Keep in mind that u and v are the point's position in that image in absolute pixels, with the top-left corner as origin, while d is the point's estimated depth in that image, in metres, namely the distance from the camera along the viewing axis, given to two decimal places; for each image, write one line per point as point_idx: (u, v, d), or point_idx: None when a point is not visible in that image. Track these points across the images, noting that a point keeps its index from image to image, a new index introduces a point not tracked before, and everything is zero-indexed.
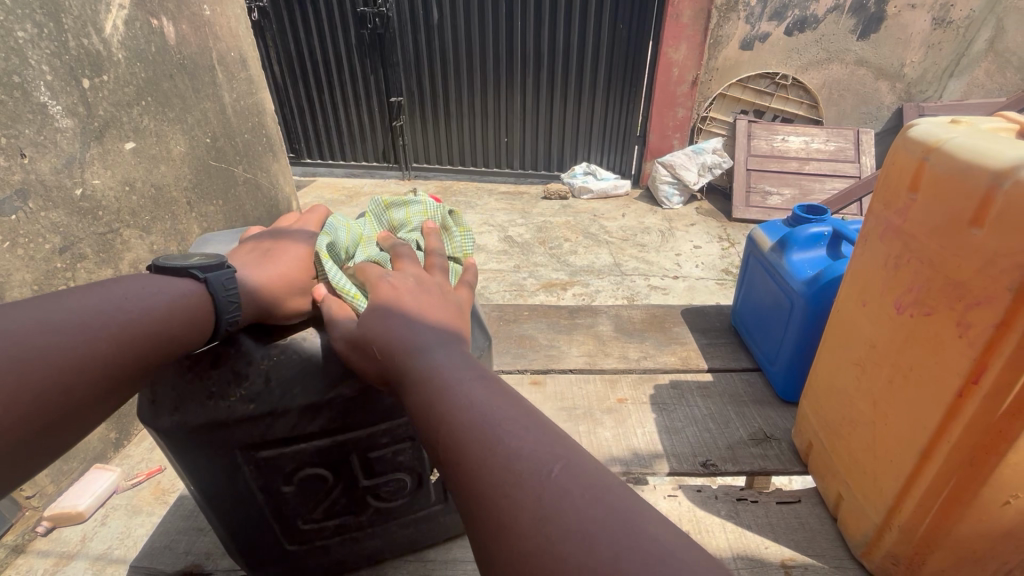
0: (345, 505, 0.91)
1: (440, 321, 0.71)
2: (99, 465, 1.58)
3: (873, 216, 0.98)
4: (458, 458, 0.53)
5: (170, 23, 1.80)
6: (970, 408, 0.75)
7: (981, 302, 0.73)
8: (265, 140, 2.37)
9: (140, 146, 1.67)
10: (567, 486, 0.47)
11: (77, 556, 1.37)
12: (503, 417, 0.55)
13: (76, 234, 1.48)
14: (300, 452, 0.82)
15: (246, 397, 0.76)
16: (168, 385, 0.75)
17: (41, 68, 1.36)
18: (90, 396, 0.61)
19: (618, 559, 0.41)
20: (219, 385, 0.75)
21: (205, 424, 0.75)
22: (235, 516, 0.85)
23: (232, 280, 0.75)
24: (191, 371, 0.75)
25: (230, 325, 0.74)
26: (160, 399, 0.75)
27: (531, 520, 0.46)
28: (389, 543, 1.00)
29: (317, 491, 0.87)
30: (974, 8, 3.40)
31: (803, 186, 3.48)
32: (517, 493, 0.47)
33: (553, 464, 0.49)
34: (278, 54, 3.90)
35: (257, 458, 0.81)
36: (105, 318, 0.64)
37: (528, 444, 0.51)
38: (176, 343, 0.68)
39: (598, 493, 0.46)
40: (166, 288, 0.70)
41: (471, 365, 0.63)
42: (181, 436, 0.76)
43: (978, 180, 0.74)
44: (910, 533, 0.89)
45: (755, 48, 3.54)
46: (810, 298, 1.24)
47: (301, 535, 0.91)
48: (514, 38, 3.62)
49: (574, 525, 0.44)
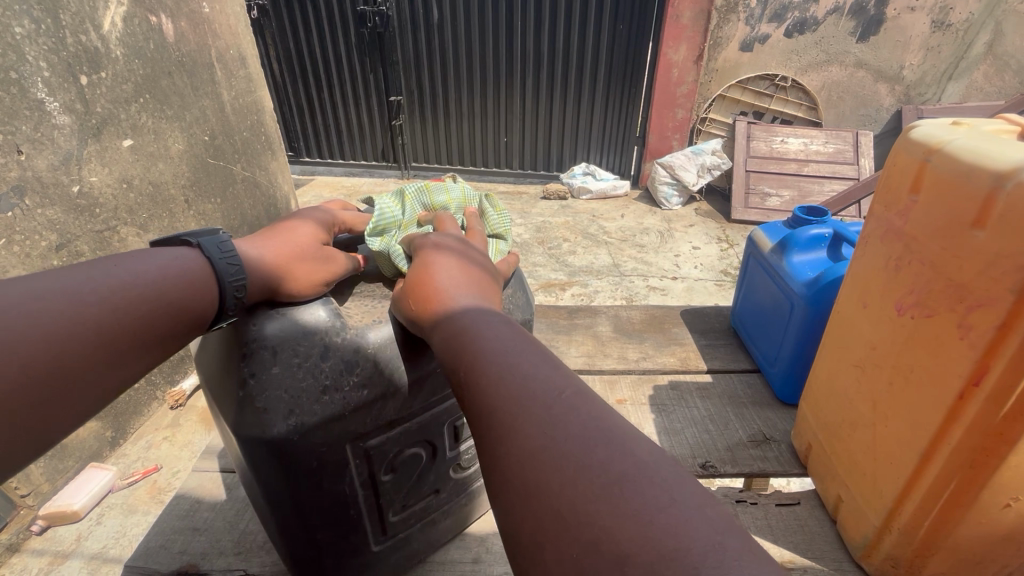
0: (430, 484, 0.92)
1: (476, 282, 0.73)
2: (94, 464, 1.56)
3: (873, 218, 0.98)
4: (474, 375, 0.55)
5: (169, 21, 1.79)
6: (970, 411, 0.75)
7: (982, 304, 0.73)
8: (264, 138, 2.36)
9: (138, 143, 1.67)
10: (574, 406, 0.49)
11: (72, 555, 1.37)
12: (522, 349, 0.57)
13: (72, 232, 1.48)
14: (404, 434, 0.84)
15: (360, 384, 0.75)
16: (280, 388, 0.71)
17: (39, 64, 1.35)
18: (98, 364, 0.59)
19: (611, 460, 0.43)
20: (333, 377, 0.73)
21: (324, 420, 0.73)
22: (335, 522, 0.81)
23: (228, 245, 0.72)
24: (302, 369, 0.72)
25: (237, 292, 0.69)
26: (274, 404, 0.70)
27: (536, 424, 0.47)
28: (455, 522, 1.02)
29: (412, 473, 0.88)
30: (973, 10, 3.41)
31: (802, 188, 3.48)
32: (528, 405, 0.49)
33: (565, 388, 0.51)
34: (277, 52, 3.90)
35: (365, 449, 0.79)
36: (102, 288, 0.62)
37: (543, 370, 0.53)
38: (174, 306, 0.66)
39: (602, 415, 0.48)
40: (159, 257, 0.69)
41: (497, 315, 0.65)
42: (297, 440, 0.71)
43: (981, 181, 0.74)
44: (910, 535, 0.89)
45: (755, 50, 3.55)
46: (810, 300, 1.24)
47: (389, 528, 0.89)
48: (513, 38, 3.62)
49: (575, 431, 0.46)
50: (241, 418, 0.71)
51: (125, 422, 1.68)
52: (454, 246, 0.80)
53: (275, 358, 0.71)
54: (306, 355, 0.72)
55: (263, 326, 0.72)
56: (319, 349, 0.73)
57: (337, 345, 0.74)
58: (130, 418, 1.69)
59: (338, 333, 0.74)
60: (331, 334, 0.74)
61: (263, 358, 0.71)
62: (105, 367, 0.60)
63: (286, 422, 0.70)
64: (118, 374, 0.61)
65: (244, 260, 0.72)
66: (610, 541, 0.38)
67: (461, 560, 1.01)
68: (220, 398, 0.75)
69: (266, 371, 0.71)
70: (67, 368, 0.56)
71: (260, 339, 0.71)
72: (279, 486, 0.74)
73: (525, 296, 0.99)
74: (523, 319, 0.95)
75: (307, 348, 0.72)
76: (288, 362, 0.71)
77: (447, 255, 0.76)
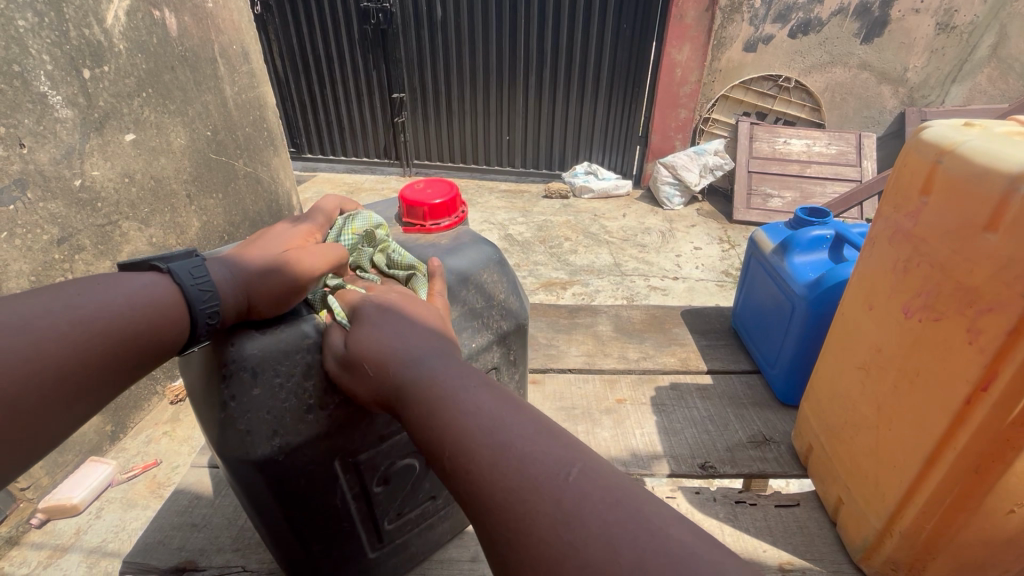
0: (426, 492, 0.92)
1: (432, 335, 0.70)
2: (94, 458, 1.57)
3: (883, 219, 0.98)
4: (467, 463, 0.53)
5: (173, 16, 1.78)
6: (978, 416, 0.75)
7: (994, 308, 0.72)
8: (267, 133, 2.36)
9: (140, 138, 1.66)
10: (587, 488, 0.48)
11: (72, 548, 1.38)
12: (512, 423, 0.55)
13: (74, 225, 1.48)
14: (395, 446, 0.84)
15: (344, 402, 0.75)
16: (262, 409, 0.71)
17: (42, 57, 1.35)
18: (55, 404, 0.56)
19: (642, 560, 0.42)
20: (317, 397, 0.73)
21: (310, 439, 0.73)
22: (326, 534, 0.81)
23: (200, 268, 0.67)
24: (284, 390, 0.72)
25: (211, 318, 0.66)
26: (256, 427, 0.71)
27: (550, 524, 0.46)
28: (454, 525, 1.03)
29: (405, 483, 0.88)
30: (978, 13, 3.40)
31: (804, 189, 3.47)
32: (535, 497, 0.48)
33: (570, 468, 0.50)
34: (281, 48, 3.90)
35: (354, 463, 0.79)
36: (61, 320, 0.58)
37: (541, 447, 0.52)
38: (143, 338, 0.62)
39: (616, 496, 0.47)
40: (126, 282, 0.64)
41: (473, 374, 0.63)
42: (283, 460, 0.72)
43: (994, 185, 0.73)
44: (912, 539, 0.89)
45: (758, 50, 3.53)
46: (813, 303, 1.24)
47: (385, 536, 0.89)
48: (517, 36, 3.61)
49: (595, 527, 0.45)
50: (224, 438, 0.71)
51: (126, 417, 1.68)
52: (396, 301, 0.75)
53: (255, 380, 0.71)
54: (287, 375, 0.72)
55: (242, 347, 0.71)
56: (301, 367, 0.72)
57: (319, 363, 0.74)
58: (130, 413, 1.69)
59: (319, 350, 0.74)
60: (312, 351, 0.73)
61: (243, 379, 0.70)
62: (64, 406, 0.57)
63: (269, 444, 0.71)
64: (79, 408, 0.59)
65: (218, 283, 0.68)
66: None
67: (457, 558, 1.01)
68: (204, 418, 0.76)
69: (246, 393, 0.70)
70: (19, 412, 0.53)
71: (239, 361, 0.70)
72: (268, 502, 0.75)
73: (520, 302, 0.99)
74: (516, 326, 0.96)
75: (289, 368, 0.72)
76: (269, 383, 0.71)
77: (392, 314, 0.72)
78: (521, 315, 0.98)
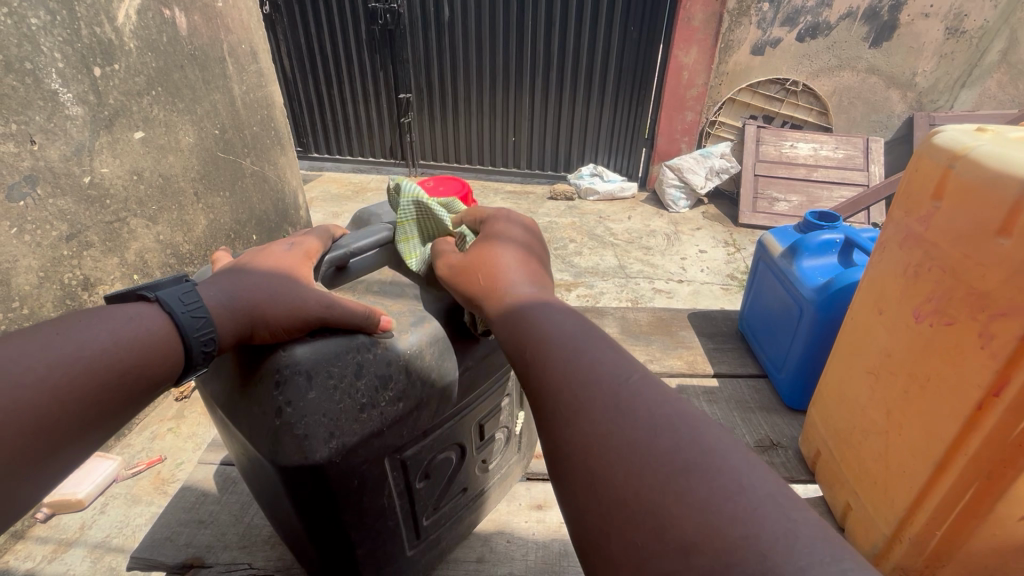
0: (459, 484, 0.94)
1: (531, 274, 0.73)
2: (100, 454, 1.58)
3: (893, 224, 0.98)
4: (541, 359, 0.59)
5: (182, 15, 1.79)
6: (990, 422, 0.74)
7: (1006, 314, 0.72)
8: (275, 133, 2.37)
9: (149, 136, 1.68)
10: (645, 390, 0.52)
11: (76, 543, 1.38)
12: (585, 336, 0.60)
13: (83, 222, 1.49)
14: (436, 440, 0.84)
15: (395, 397, 0.74)
16: (318, 412, 0.69)
17: (54, 55, 1.37)
18: (41, 451, 0.57)
19: (676, 449, 0.46)
20: (369, 395, 0.72)
21: (364, 438, 0.72)
22: (371, 535, 0.80)
23: (190, 295, 0.68)
24: (338, 392, 0.70)
25: (206, 346, 0.67)
26: (313, 430, 0.68)
27: (602, 412, 0.51)
28: (478, 516, 1.04)
29: (442, 477, 0.88)
30: (989, 17, 3.38)
31: (811, 194, 3.45)
32: (594, 386, 0.53)
33: (633, 372, 0.54)
34: (289, 48, 3.92)
35: (400, 459, 0.79)
36: (41, 363, 0.58)
37: (608, 356, 0.57)
38: (131, 375, 0.63)
39: (670, 399, 0.51)
40: (112, 319, 0.64)
41: (560, 305, 0.67)
42: (338, 462, 0.70)
43: (1007, 189, 0.73)
44: (921, 546, 0.88)
45: (766, 53, 3.53)
46: (820, 306, 1.23)
47: (423, 532, 0.89)
48: (524, 39, 3.62)
49: (642, 415, 0.50)
50: (278, 447, 0.69)
51: None
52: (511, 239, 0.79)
53: (310, 384, 0.69)
54: (341, 376, 0.71)
55: (295, 352, 0.70)
56: (353, 368, 0.72)
57: (370, 362, 0.73)
58: None
59: (369, 349, 0.73)
60: (363, 351, 0.73)
61: (297, 384, 0.69)
62: (48, 452, 0.57)
63: (327, 446, 0.69)
64: (67, 455, 0.59)
65: (213, 310, 0.68)
66: (675, 530, 0.42)
67: (463, 559, 1.00)
68: (245, 429, 0.73)
69: (302, 397, 0.69)
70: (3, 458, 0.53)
71: (292, 367, 0.69)
72: (318, 507, 0.73)
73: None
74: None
75: (342, 369, 0.71)
76: (323, 385, 0.70)
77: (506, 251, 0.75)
78: None
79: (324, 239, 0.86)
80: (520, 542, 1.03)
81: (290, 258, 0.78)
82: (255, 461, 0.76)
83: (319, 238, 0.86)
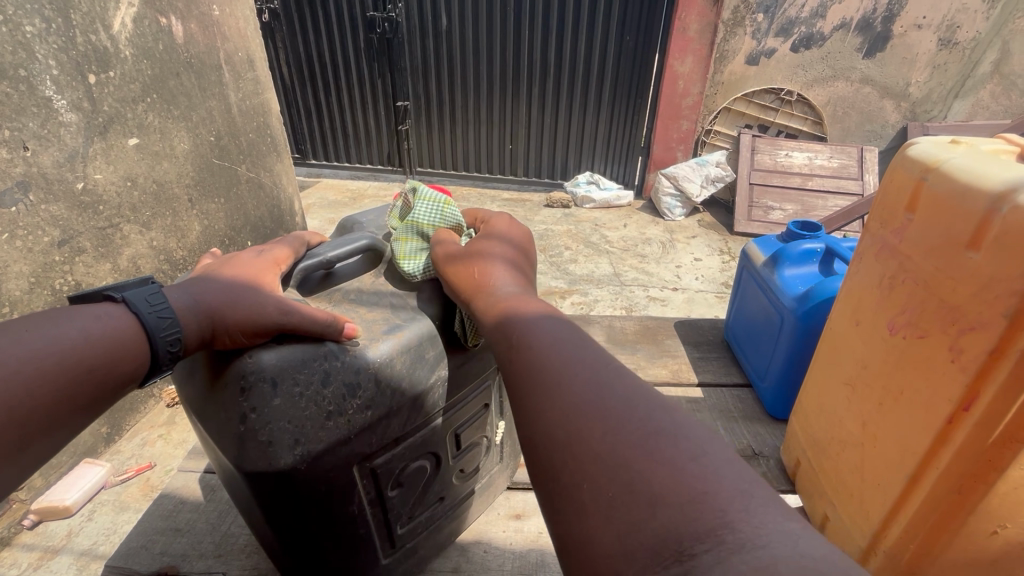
0: (435, 493, 0.93)
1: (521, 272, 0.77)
2: (88, 460, 1.57)
3: (870, 235, 0.98)
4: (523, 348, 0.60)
5: (179, 23, 1.80)
6: (960, 436, 0.74)
7: (975, 327, 0.72)
8: (270, 140, 2.37)
9: (143, 142, 1.68)
10: (620, 371, 0.55)
11: (62, 550, 1.37)
12: (567, 326, 0.62)
13: (75, 228, 1.50)
14: (409, 449, 0.83)
15: (363, 405, 0.74)
16: (283, 419, 0.69)
17: (48, 62, 1.38)
18: (8, 447, 0.57)
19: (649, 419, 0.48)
20: (337, 403, 0.72)
21: (330, 446, 0.72)
22: (341, 544, 0.79)
23: (158, 296, 0.69)
24: (305, 398, 0.70)
25: (173, 346, 0.68)
26: (278, 436, 0.69)
27: (577, 387, 0.53)
28: (458, 525, 1.03)
29: (417, 487, 0.88)
30: (981, 29, 3.41)
31: (806, 203, 3.46)
32: (572, 364, 0.56)
33: (609, 361, 0.57)
34: (288, 56, 3.94)
35: (370, 468, 0.78)
36: (12, 357, 0.58)
37: (581, 343, 0.59)
38: (101, 371, 0.63)
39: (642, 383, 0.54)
40: (81, 316, 0.65)
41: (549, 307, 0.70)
42: (302, 470, 0.70)
43: (977, 203, 0.73)
44: (895, 559, 0.87)
45: (760, 64, 3.55)
46: (801, 316, 1.23)
47: (397, 541, 0.89)
48: (521, 49, 3.65)
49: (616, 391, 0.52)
50: (244, 452, 0.69)
51: (120, 419, 1.69)
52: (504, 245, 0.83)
53: (276, 390, 0.70)
54: (307, 383, 0.71)
55: (259, 357, 0.71)
56: (320, 375, 0.72)
57: (338, 369, 0.73)
58: (126, 415, 1.71)
59: (338, 356, 0.73)
60: (331, 358, 0.73)
61: (262, 391, 0.69)
62: (15, 448, 0.57)
63: (292, 453, 0.69)
64: (32, 452, 0.59)
65: (179, 311, 0.69)
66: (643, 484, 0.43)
67: (439, 569, 1.00)
68: (213, 434, 0.73)
69: (267, 404, 0.69)
70: None
71: (258, 372, 0.70)
72: (286, 514, 0.73)
73: None
74: None
75: (308, 376, 0.71)
76: (289, 393, 0.70)
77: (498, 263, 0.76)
78: None
79: (297, 249, 0.87)
80: (497, 553, 1.03)
81: (258, 266, 0.79)
82: (226, 467, 0.77)
83: (291, 248, 0.87)
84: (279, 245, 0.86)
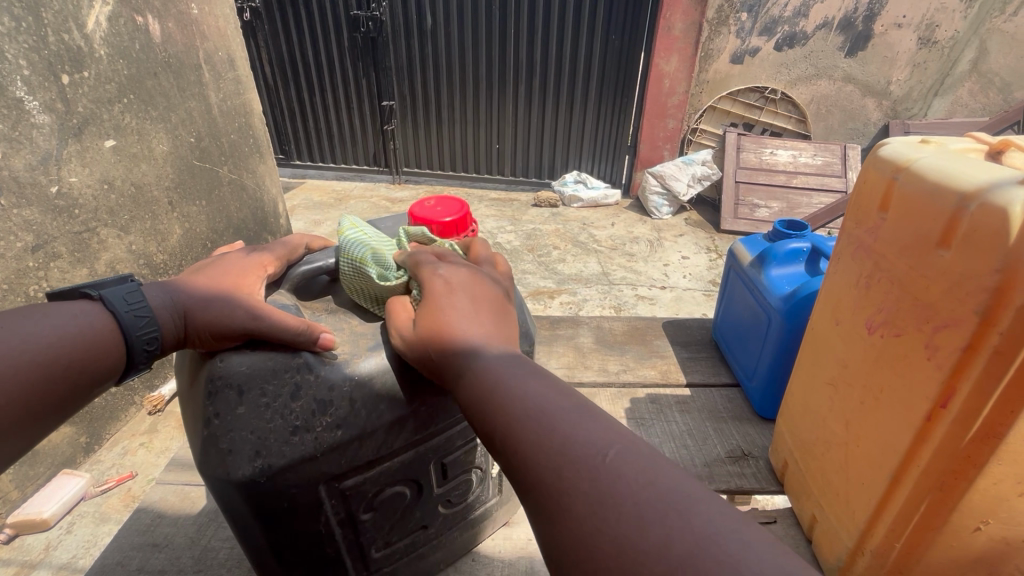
0: (417, 520, 0.88)
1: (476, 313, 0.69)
2: (66, 471, 1.53)
3: (844, 234, 0.98)
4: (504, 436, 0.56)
5: (156, 21, 1.76)
6: (938, 434, 0.74)
7: (948, 325, 0.72)
8: (253, 140, 2.33)
9: (120, 144, 1.63)
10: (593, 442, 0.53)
11: (40, 565, 1.33)
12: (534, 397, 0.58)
13: (50, 232, 1.45)
14: (386, 473, 0.79)
15: (333, 424, 0.71)
16: (246, 429, 0.67)
17: (18, 62, 1.33)
18: None
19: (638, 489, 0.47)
20: (304, 418, 0.69)
21: (294, 462, 0.69)
22: (308, 559, 0.77)
23: (136, 293, 0.67)
24: (270, 410, 0.68)
25: (149, 345, 0.66)
26: (239, 446, 0.67)
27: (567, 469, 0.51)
28: (448, 554, 0.97)
29: (395, 511, 0.83)
30: (959, 28, 3.46)
31: (790, 200, 3.48)
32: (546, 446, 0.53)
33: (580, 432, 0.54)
34: (270, 56, 3.88)
35: (342, 489, 0.75)
36: None
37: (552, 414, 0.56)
38: (76, 369, 0.62)
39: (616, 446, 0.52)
40: (55, 313, 0.63)
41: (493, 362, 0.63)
42: (261, 484, 0.68)
43: (946, 201, 0.74)
44: (882, 559, 0.87)
45: (745, 62, 3.58)
46: (787, 315, 1.23)
47: (372, 564, 0.85)
48: (506, 48, 3.63)
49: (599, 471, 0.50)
50: (207, 457, 0.68)
51: (100, 428, 1.64)
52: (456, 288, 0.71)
53: (240, 399, 0.68)
54: (275, 394, 0.69)
55: (230, 361, 0.69)
56: (289, 388, 0.69)
57: (309, 384, 0.70)
58: (106, 424, 1.66)
59: (311, 369, 0.70)
60: (303, 371, 0.70)
61: (227, 397, 0.68)
62: None
63: (251, 465, 0.67)
64: (6, 448, 0.59)
65: (156, 308, 0.67)
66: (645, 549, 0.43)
67: None
68: (189, 432, 0.73)
69: (231, 411, 0.68)
70: None
71: (225, 378, 0.68)
72: (251, 526, 0.72)
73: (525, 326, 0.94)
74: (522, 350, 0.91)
75: (277, 387, 0.69)
76: (254, 402, 0.68)
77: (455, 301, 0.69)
78: (530, 338, 0.94)
79: (291, 253, 0.85)
80: (486, 561, 1.02)
81: (243, 267, 0.76)
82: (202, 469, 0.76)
83: (283, 252, 0.84)
84: (270, 247, 0.84)
